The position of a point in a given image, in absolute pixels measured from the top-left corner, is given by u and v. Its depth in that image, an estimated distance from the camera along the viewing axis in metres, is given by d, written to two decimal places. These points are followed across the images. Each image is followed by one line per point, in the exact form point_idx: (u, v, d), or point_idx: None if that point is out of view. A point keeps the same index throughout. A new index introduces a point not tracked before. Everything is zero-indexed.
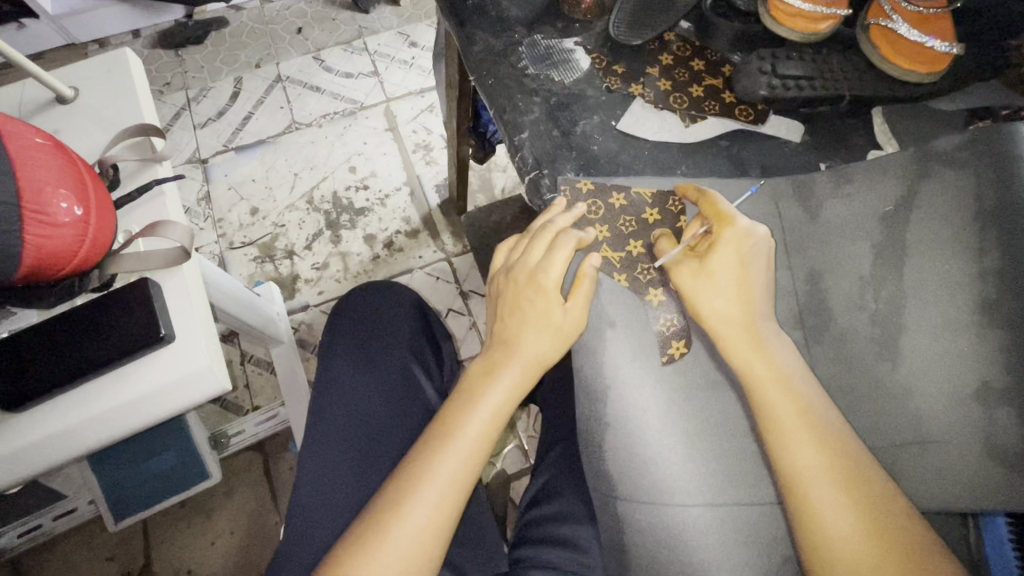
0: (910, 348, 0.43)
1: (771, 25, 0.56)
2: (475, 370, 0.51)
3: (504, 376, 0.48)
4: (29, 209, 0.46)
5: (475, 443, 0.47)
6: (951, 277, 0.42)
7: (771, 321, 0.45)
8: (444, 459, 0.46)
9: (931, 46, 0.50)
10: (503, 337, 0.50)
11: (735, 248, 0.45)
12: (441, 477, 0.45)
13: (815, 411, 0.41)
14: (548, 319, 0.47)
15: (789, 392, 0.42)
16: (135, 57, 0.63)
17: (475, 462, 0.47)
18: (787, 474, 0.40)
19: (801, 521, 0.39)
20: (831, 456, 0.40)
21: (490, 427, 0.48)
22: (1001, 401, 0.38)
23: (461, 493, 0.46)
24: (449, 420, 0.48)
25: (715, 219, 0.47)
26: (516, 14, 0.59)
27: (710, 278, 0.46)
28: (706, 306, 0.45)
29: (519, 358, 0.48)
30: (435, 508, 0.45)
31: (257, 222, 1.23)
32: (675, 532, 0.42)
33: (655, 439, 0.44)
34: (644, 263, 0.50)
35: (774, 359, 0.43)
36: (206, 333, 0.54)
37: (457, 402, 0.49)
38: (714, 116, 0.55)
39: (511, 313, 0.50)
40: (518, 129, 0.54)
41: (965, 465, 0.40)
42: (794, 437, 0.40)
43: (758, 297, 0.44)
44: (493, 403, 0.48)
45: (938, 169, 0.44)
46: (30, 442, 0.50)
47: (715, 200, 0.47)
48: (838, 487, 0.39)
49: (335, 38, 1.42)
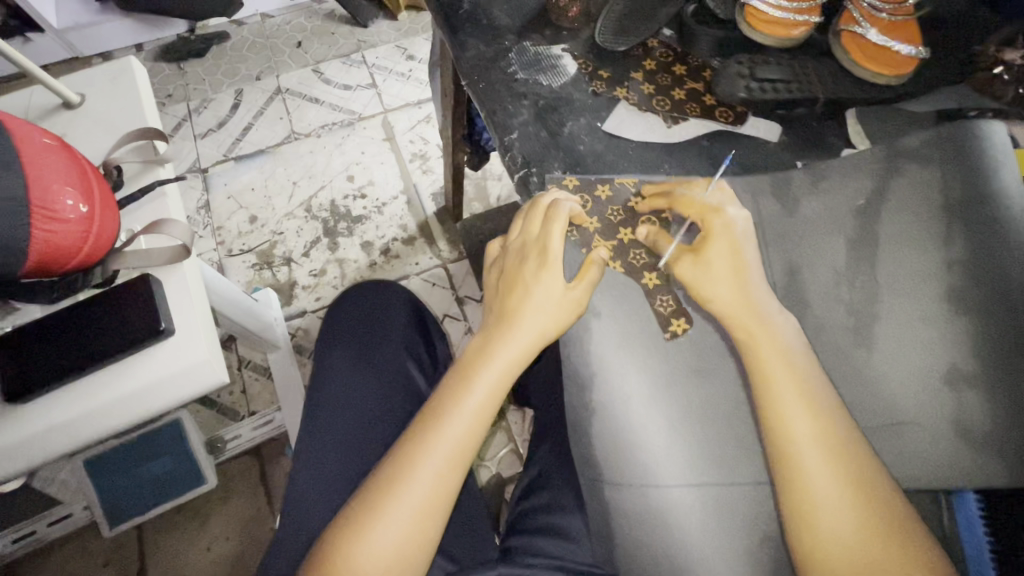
0: (883, 334, 0.44)
1: (746, 31, 0.58)
2: (473, 349, 0.51)
3: (503, 355, 0.49)
4: (36, 206, 0.48)
5: (472, 423, 0.48)
6: (920, 269, 0.44)
7: (769, 297, 0.45)
8: (441, 437, 0.47)
9: (897, 49, 0.53)
10: (500, 315, 0.51)
11: (728, 236, 0.47)
12: (439, 455, 0.47)
13: (811, 386, 0.42)
14: (550, 299, 0.48)
15: (784, 364, 0.42)
16: (140, 65, 0.66)
17: (473, 442, 0.48)
18: (779, 444, 0.41)
19: (790, 488, 0.40)
20: (822, 426, 0.41)
21: (485, 409, 0.49)
22: (967, 384, 0.41)
23: (457, 473, 0.47)
24: (448, 399, 0.49)
25: (702, 214, 0.48)
26: (507, 23, 0.61)
27: (709, 268, 0.46)
28: (709, 293, 0.46)
29: (515, 338, 0.49)
30: (432, 486, 0.46)
31: (256, 230, 1.25)
32: (659, 512, 0.43)
33: (639, 420, 0.45)
34: (636, 249, 0.52)
35: (773, 332, 0.44)
36: (205, 329, 0.56)
37: (451, 384, 0.50)
38: (695, 118, 0.57)
39: (511, 290, 0.51)
40: (507, 131, 0.56)
41: (936, 447, 0.42)
42: (790, 407, 0.41)
43: (753, 275, 0.46)
44: (487, 385, 0.49)
45: (905, 165, 0.46)
46: (31, 434, 0.52)
47: (690, 198, 0.49)
48: (827, 454, 0.40)
49: (335, 51, 1.45)
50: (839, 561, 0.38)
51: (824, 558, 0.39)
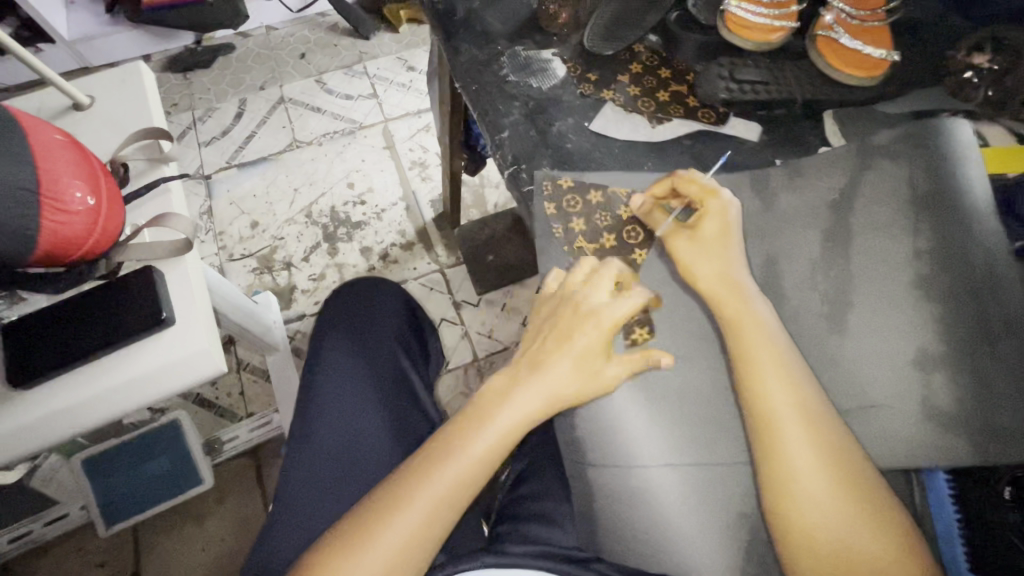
0: (856, 320, 0.46)
1: (726, 35, 0.60)
2: (495, 389, 0.51)
3: (524, 401, 0.49)
4: (46, 197, 0.50)
5: (480, 464, 0.47)
6: (891, 258, 0.46)
7: (748, 278, 0.47)
8: (446, 474, 0.46)
9: (867, 52, 0.57)
10: (536, 361, 0.50)
11: (721, 218, 0.49)
12: (437, 492, 0.45)
13: (787, 362, 0.44)
14: (590, 366, 0.48)
15: (765, 339, 0.44)
16: (147, 69, 0.68)
17: (473, 489, 0.47)
18: (759, 416, 0.43)
19: (768, 458, 0.42)
20: (798, 398, 0.42)
21: (494, 453, 0.47)
22: (936, 367, 0.43)
23: (452, 511, 0.45)
24: (456, 435, 0.48)
25: (699, 194, 0.50)
26: (499, 29, 0.64)
27: (702, 245, 0.49)
28: (697, 270, 0.48)
29: (542, 387, 0.48)
30: (427, 517, 0.44)
31: (257, 235, 1.27)
32: (642, 490, 0.45)
33: (621, 401, 0.47)
34: (630, 225, 0.54)
35: (753, 309, 0.45)
36: (205, 320, 0.58)
37: (469, 419, 0.49)
38: (678, 118, 0.60)
39: (559, 344, 0.50)
40: (498, 129, 0.59)
41: (906, 427, 0.43)
42: (769, 380, 0.43)
43: (733, 256, 0.48)
44: (502, 429, 0.48)
45: (878, 159, 0.49)
46: (35, 418, 0.53)
47: (692, 178, 0.51)
48: (804, 426, 0.41)
49: (337, 62, 1.49)
50: (819, 532, 0.40)
51: (804, 530, 0.40)
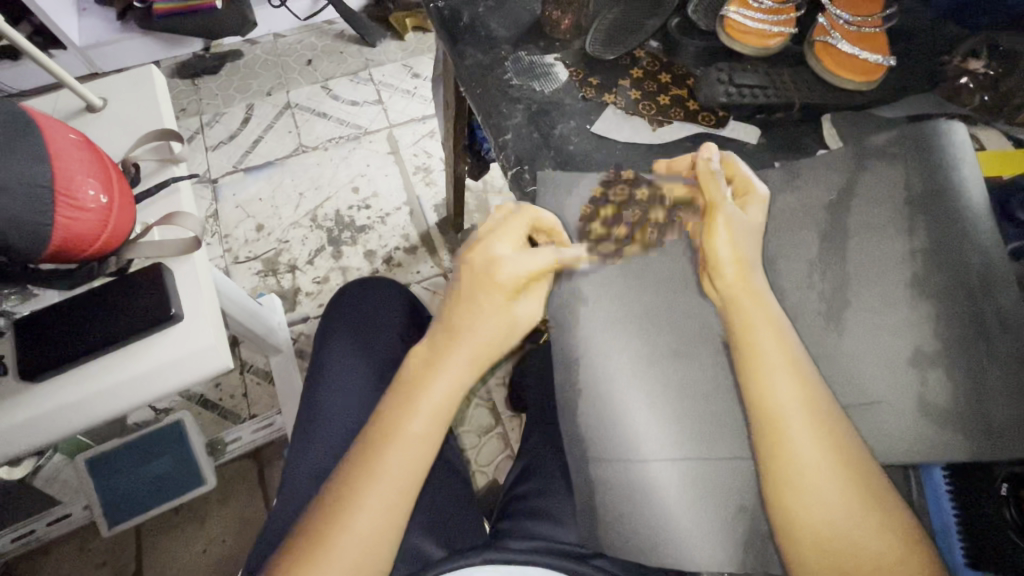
0: (852, 318, 0.46)
1: (726, 41, 0.62)
2: (415, 363, 0.47)
3: (448, 369, 0.46)
4: (60, 194, 0.51)
5: (419, 444, 0.45)
6: (887, 256, 0.47)
7: (760, 268, 0.48)
8: (392, 462, 0.44)
9: (863, 56, 0.58)
10: (449, 325, 0.47)
11: (761, 205, 0.49)
12: (386, 483, 0.44)
13: (794, 357, 0.44)
14: (507, 316, 0.47)
15: (773, 335, 0.45)
16: (159, 73, 0.70)
17: (422, 470, 0.45)
18: (761, 411, 0.43)
19: (771, 454, 0.42)
20: (804, 394, 0.43)
21: (432, 430, 0.45)
22: (931, 364, 0.44)
23: (408, 499, 0.44)
24: (387, 422, 0.45)
25: (742, 181, 0.51)
26: (504, 35, 0.66)
27: (749, 228, 0.49)
28: (747, 250, 0.47)
29: (462, 350, 0.46)
30: (383, 508, 0.43)
31: (262, 238, 1.29)
32: (646, 484, 0.45)
33: (626, 397, 0.47)
34: (634, 207, 0.55)
35: (760, 305, 0.46)
36: (212, 317, 0.59)
37: (396, 401, 0.46)
38: (679, 121, 0.61)
39: (460, 304, 0.47)
40: (501, 132, 0.60)
41: (904, 423, 0.44)
42: (776, 377, 0.43)
43: (750, 242, 0.48)
44: (433, 405, 0.45)
45: (873, 162, 0.50)
46: (43, 411, 0.54)
47: (738, 165, 0.52)
48: (810, 421, 0.42)
49: (343, 69, 1.52)
50: (823, 528, 0.40)
51: (805, 524, 0.40)
